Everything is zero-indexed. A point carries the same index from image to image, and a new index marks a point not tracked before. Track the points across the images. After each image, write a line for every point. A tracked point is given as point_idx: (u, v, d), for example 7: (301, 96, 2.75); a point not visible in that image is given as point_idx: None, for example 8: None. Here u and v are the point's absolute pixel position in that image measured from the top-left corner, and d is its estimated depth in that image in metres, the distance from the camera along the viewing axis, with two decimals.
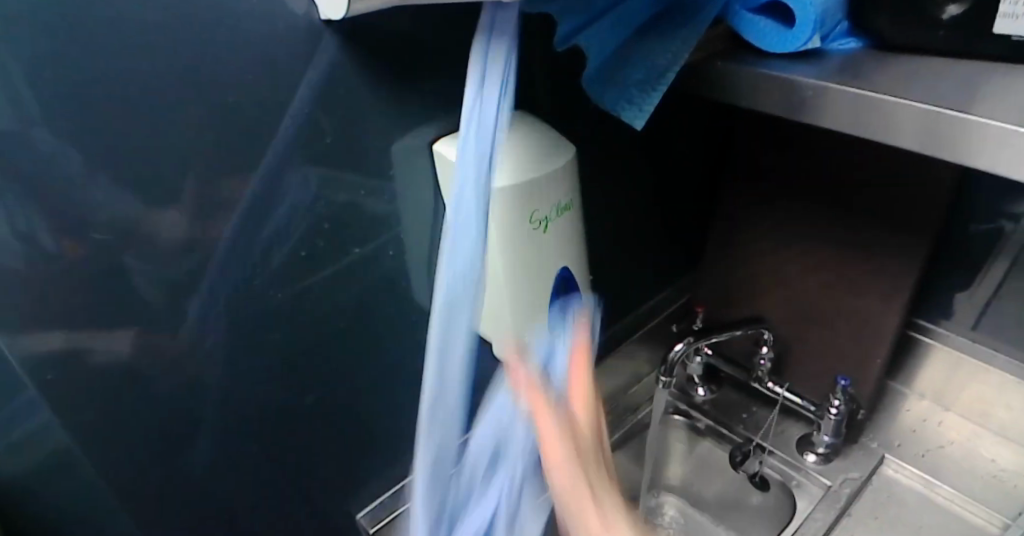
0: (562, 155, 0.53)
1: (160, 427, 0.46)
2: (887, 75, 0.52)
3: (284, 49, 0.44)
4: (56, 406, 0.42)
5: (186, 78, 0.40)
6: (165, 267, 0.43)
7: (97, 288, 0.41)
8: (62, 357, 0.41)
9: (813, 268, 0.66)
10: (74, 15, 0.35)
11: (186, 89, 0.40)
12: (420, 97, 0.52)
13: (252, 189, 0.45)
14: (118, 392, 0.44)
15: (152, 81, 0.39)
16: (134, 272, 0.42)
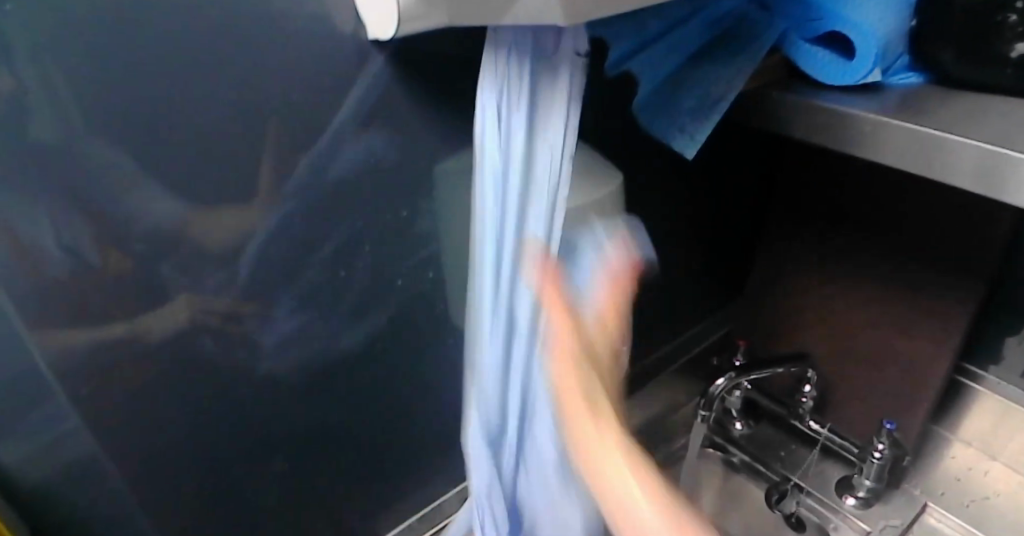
0: (609, 182, 0.52)
1: (189, 435, 0.47)
2: (950, 112, 0.50)
3: (329, 72, 0.44)
4: (86, 413, 0.42)
5: (233, 102, 0.41)
6: (203, 277, 0.44)
7: (132, 296, 0.41)
8: (95, 364, 0.41)
9: (863, 305, 0.64)
10: (126, 26, 0.36)
11: (233, 113, 0.41)
12: (461, 119, 0.52)
13: (293, 203, 0.46)
14: (151, 398, 0.44)
15: (200, 107, 0.40)
16: (171, 282, 0.42)
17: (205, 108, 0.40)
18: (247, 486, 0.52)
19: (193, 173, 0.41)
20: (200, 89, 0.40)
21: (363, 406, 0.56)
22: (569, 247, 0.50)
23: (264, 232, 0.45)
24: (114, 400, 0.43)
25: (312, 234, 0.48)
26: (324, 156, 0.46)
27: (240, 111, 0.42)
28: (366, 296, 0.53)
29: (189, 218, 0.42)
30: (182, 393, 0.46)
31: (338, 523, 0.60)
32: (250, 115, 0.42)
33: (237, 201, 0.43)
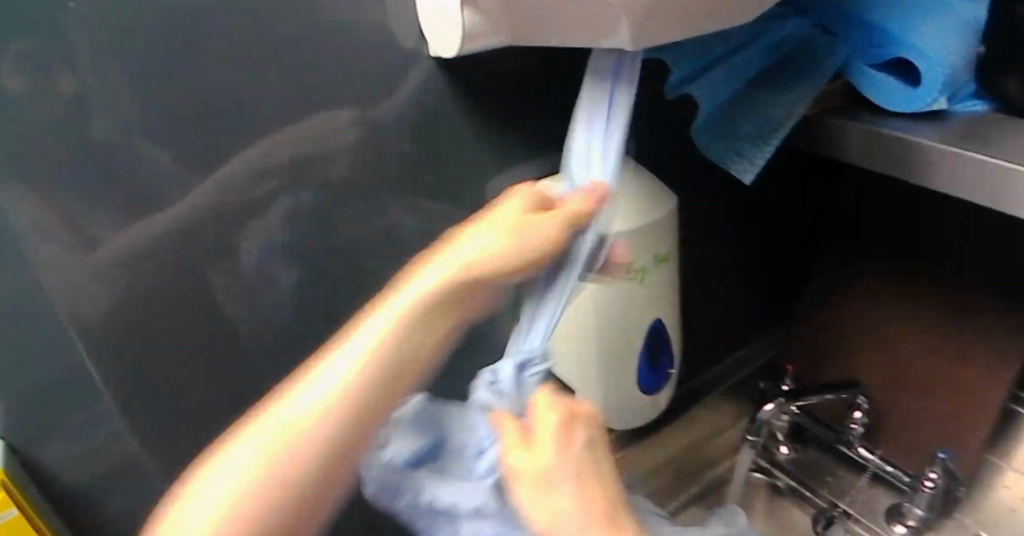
0: (664, 203, 0.51)
1: None
2: (1020, 141, 0.49)
3: (386, 95, 0.45)
4: (131, 416, 0.42)
5: (295, 125, 0.42)
6: (255, 284, 0.44)
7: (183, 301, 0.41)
8: (144, 366, 0.41)
9: (915, 331, 0.63)
10: (194, 38, 0.36)
11: (295, 131, 0.42)
12: (513, 141, 0.52)
13: (350, 220, 0.47)
14: (199, 403, 0.45)
15: (264, 132, 0.41)
16: (223, 287, 0.43)
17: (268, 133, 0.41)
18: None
19: (254, 198, 0.42)
20: (264, 114, 0.41)
21: None
22: (622, 270, 0.51)
23: (317, 254, 0.46)
24: (175, 417, 0.44)
25: (362, 257, 0.49)
26: (382, 177, 0.47)
27: (303, 132, 0.42)
28: None
29: (249, 243, 0.43)
30: (238, 412, 0.47)
31: None
32: (310, 138, 0.43)
33: (292, 224, 0.44)
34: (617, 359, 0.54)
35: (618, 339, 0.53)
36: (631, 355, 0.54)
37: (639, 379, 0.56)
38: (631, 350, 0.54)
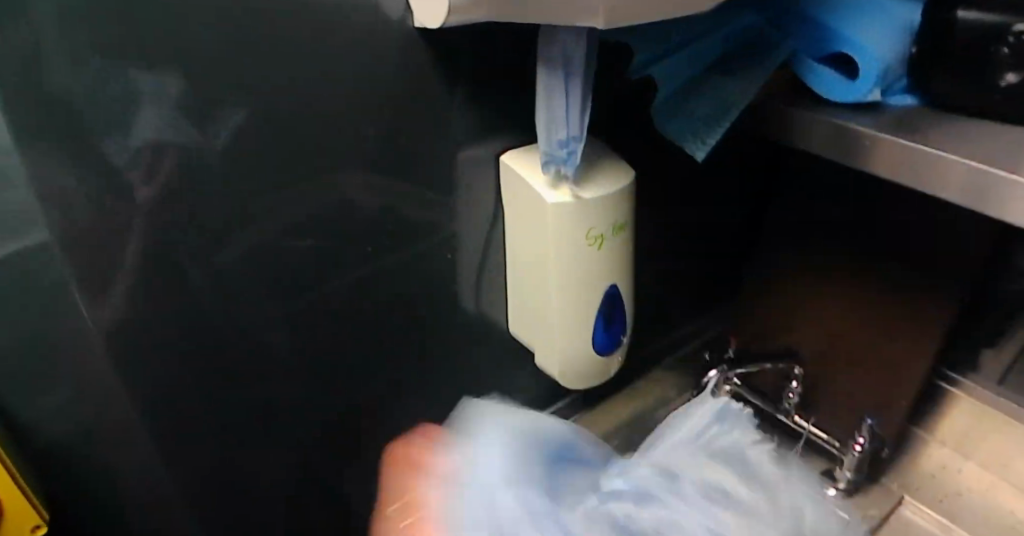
0: (623, 176, 0.56)
1: (204, 368, 0.51)
2: (945, 133, 0.53)
3: (367, 66, 0.49)
4: (105, 328, 0.45)
5: (280, 88, 0.46)
6: (232, 221, 0.48)
7: (157, 227, 0.45)
8: (119, 283, 0.45)
9: (852, 310, 0.69)
10: None
11: (282, 85, 0.46)
12: (485, 116, 0.57)
13: (329, 175, 0.51)
14: (172, 326, 0.48)
15: (252, 94, 0.45)
16: (201, 222, 0.46)
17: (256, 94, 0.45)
18: (262, 446, 0.57)
19: (243, 156, 0.46)
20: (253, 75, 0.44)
21: (373, 376, 0.61)
22: (582, 236, 0.56)
23: (297, 210, 0.51)
24: (157, 352, 0.48)
25: (337, 216, 0.53)
26: (362, 138, 0.51)
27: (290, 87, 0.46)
28: (388, 271, 0.58)
29: (232, 196, 0.47)
30: (209, 339, 0.50)
31: (338, 487, 0.64)
32: (300, 96, 0.47)
33: (277, 176, 0.48)
34: (576, 322, 0.59)
35: (579, 300, 0.58)
36: (589, 317, 0.59)
37: (593, 340, 0.60)
38: (589, 311, 0.59)
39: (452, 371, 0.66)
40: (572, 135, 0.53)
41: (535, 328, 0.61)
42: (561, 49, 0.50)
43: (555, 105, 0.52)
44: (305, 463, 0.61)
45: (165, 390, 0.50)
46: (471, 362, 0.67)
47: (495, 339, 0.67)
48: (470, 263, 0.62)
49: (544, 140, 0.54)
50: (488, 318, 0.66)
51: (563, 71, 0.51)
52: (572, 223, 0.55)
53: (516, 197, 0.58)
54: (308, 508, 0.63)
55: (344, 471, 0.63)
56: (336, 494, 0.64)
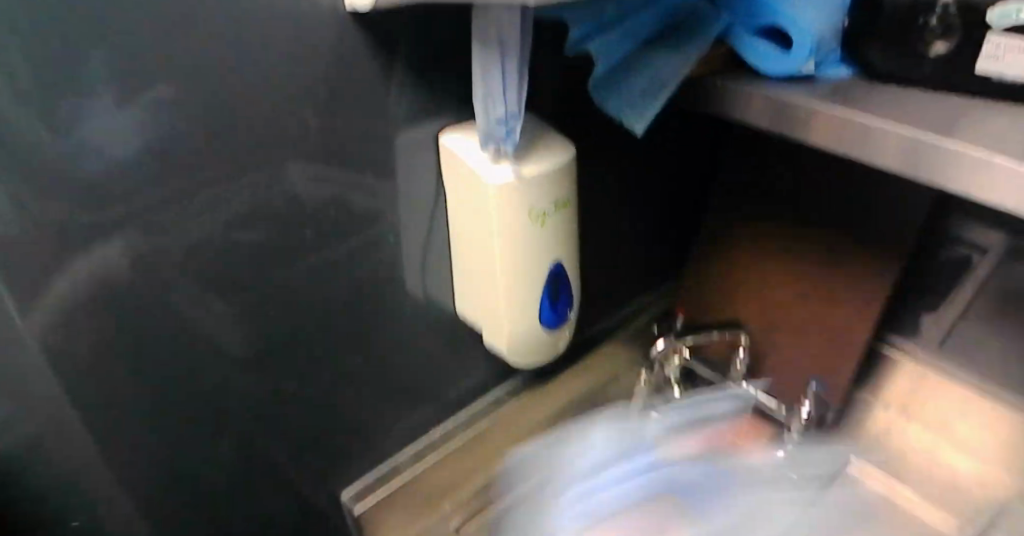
0: (563, 153, 0.56)
1: (143, 367, 0.50)
2: (879, 101, 0.54)
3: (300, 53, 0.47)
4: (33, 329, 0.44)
5: (211, 79, 0.44)
6: (162, 213, 0.46)
7: (81, 223, 0.43)
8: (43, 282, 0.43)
9: (795, 278, 0.70)
10: None
11: (209, 71, 0.44)
12: (423, 97, 0.56)
13: (264, 164, 0.49)
14: (103, 325, 0.46)
15: (178, 82, 0.43)
16: (128, 216, 0.44)
17: (184, 85, 0.43)
18: (211, 444, 0.56)
19: (171, 148, 0.44)
20: (177, 63, 0.42)
21: (324, 368, 0.60)
22: (523, 214, 0.55)
23: (235, 203, 0.49)
24: (92, 354, 0.47)
25: (278, 207, 0.52)
26: (296, 124, 0.50)
27: (217, 74, 0.44)
28: (333, 260, 0.57)
29: (166, 191, 0.45)
30: (147, 337, 0.49)
31: (293, 481, 0.63)
32: (229, 83, 0.45)
33: (207, 166, 0.47)
34: (524, 300, 0.59)
35: (524, 279, 0.58)
36: (533, 295, 0.59)
37: (541, 318, 0.61)
38: (533, 288, 0.59)
39: (404, 357, 0.65)
40: (510, 112, 0.52)
41: (482, 308, 0.61)
42: (497, 24, 0.49)
43: (491, 82, 0.51)
44: (257, 459, 0.59)
45: (105, 392, 0.48)
46: (422, 347, 0.66)
47: (444, 321, 0.67)
48: (415, 248, 0.61)
49: (482, 118, 0.53)
50: (436, 301, 0.65)
51: (500, 47, 0.49)
52: (513, 201, 0.54)
53: (456, 176, 0.57)
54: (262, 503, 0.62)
55: (298, 463, 0.63)
56: (292, 487, 0.63)
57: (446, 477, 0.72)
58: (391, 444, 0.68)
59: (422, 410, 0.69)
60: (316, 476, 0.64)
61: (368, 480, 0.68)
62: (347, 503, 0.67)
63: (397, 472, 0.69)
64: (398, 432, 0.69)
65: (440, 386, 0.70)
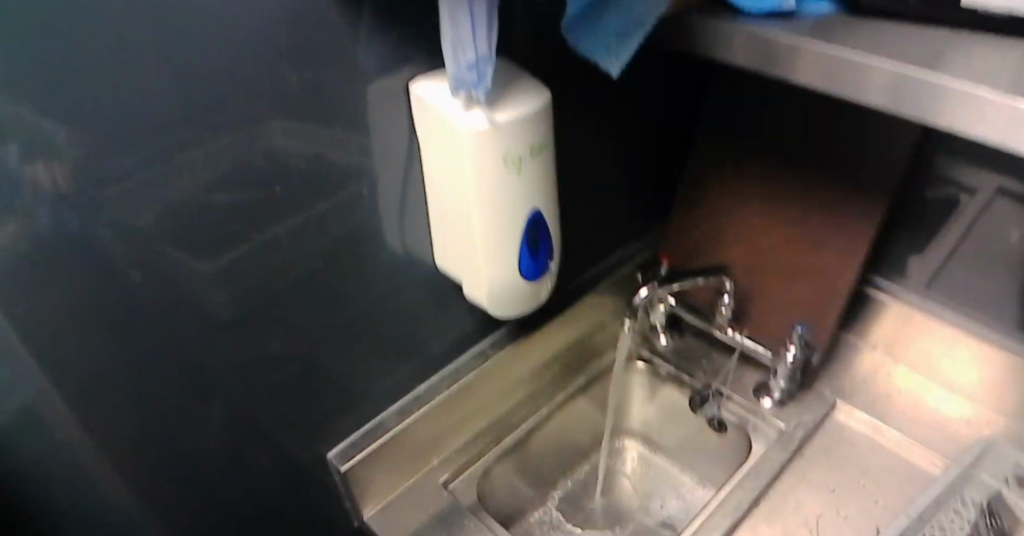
0: (538, 97, 0.54)
1: (117, 334, 0.48)
2: (862, 34, 0.52)
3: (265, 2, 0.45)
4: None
5: (166, 29, 0.42)
6: (123, 174, 0.44)
7: (38, 185, 0.41)
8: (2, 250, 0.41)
9: (779, 221, 0.69)
10: None
11: (164, 21, 0.42)
12: (391, 44, 0.54)
13: (229, 120, 0.47)
14: (70, 293, 0.45)
15: (130, 33, 0.41)
16: (89, 177, 0.42)
17: (137, 36, 0.41)
18: (198, 412, 0.55)
19: (128, 103, 0.42)
20: (129, 12, 0.40)
21: (303, 328, 0.59)
22: (499, 161, 0.54)
23: (206, 164, 0.48)
24: (68, 323, 0.45)
25: (250, 166, 0.50)
26: (260, 77, 0.47)
27: (173, 24, 0.42)
28: (307, 217, 0.55)
29: (126, 149, 0.43)
30: (117, 304, 0.47)
31: (280, 445, 0.62)
32: (186, 33, 0.43)
33: (168, 123, 0.44)
34: (502, 251, 0.58)
35: (502, 228, 0.57)
36: (512, 245, 0.58)
37: (519, 268, 0.60)
38: (511, 236, 0.58)
39: (385, 315, 0.65)
40: (481, 55, 0.50)
41: (461, 260, 0.60)
42: None
43: (460, 24, 0.49)
44: (245, 424, 0.59)
45: (83, 362, 0.47)
46: (404, 304, 0.65)
47: (425, 276, 0.66)
48: (390, 204, 0.60)
49: (451, 62, 0.50)
50: (415, 256, 0.64)
51: None
52: (487, 148, 0.53)
53: (428, 125, 0.55)
54: (255, 470, 0.61)
55: (287, 427, 0.62)
56: (280, 452, 0.62)
57: (432, 432, 0.72)
58: (376, 403, 0.68)
59: (409, 367, 0.68)
60: (305, 438, 0.64)
61: (354, 436, 0.67)
62: (333, 460, 0.66)
63: (382, 429, 0.68)
64: (384, 391, 0.68)
65: (425, 344, 0.69)
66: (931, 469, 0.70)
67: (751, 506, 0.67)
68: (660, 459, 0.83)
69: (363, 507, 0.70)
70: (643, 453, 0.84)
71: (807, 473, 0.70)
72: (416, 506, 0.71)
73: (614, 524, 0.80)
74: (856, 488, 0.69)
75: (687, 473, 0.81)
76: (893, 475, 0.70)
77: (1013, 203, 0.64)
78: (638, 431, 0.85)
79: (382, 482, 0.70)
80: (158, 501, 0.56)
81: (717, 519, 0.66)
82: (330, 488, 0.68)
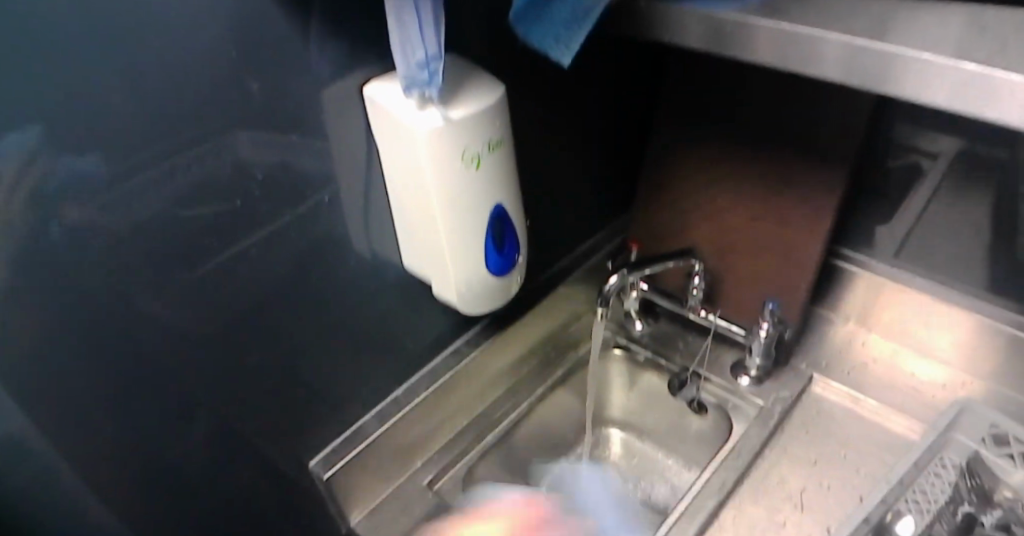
0: (490, 92, 0.54)
1: (84, 359, 0.47)
2: (809, 8, 0.52)
3: (212, 16, 0.45)
4: None
5: (114, 47, 0.41)
6: (77, 197, 0.43)
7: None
8: None
9: (743, 199, 0.70)
10: None
11: (112, 39, 0.41)
12: (344, 48, 0.54)
13: (184, 135, 0.47)
14: (32, 320, 0.44)
15: (78, 53, 0.40)
16: (43, 201, 0.42)
17: (85, 56, 0.40)
18: (178, 434, 0.55)
19: (79, 124, 0.42)
20: (74, 32, 0.39)
21: (276, 339, 0.59)
22: (457, 157, 0.54)
23: (168, 186, 0.47)
24: (40, 355, 0.45)
25: (211, 181, 0.49)
26: (213, 89, 0.47)
27: (122, 42, 0.42)
28: (271, 229, 0.55)
29: (80, 172, 0.43)
30: (84, 328, 0.46)
31: (261, 458, 0.62)
32: (134, 50, 0.42)
33: (122, 142, 0.44)
34: (467, 248, 0.58)
35: (466, 225, 0.57)
36: (476, 241, 0.58)
37: (487, 265, 0.60)
38: (475, 233, 0.58)
39: (357, 320, 0.64)
40: (431, 55, 0.50)
41: (427, 259, 0.60)
42: None
43: (405, 30, 0.49)
44: (226, 442, 0.58)
45: (59, 392, 0.47)
46: (376, 307, 0.65)
47: (395, 280, 0.66)
48: (354, 208, 0.60)
49: (400, 63, 0.50)
50: (383, 260, 0.64)
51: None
52: (444, 145, 0.53)
53: (384, 126, 0.55)
54: (239, 487, 0.61)
55: (267, 440, 0.62)
56: (261, 465, 0.62)
57: (414, 434, 0.72)
58: (355, 408, 0.68)
59: (385, 371, 0.68)
60: (285, 450, 0.64)
61: (336, 443, 0.67)
62: (316, 471, 0.66)
63: (363, 434, 0.68)
64: (362, 398, 0.68)
65: (401, 346, 0.69)
66: (910, 435, 0.71)
67: (735, 484, 0.68)
68: (644, 444, 0.84)
69: (349, 514, 0.70)
70: (627, 440, 0.85)
71: (789, 446, 0.71)
72: (403, 510, 0.71)
73: None
74: (838, 458, 0.70)
75: (672, 457, 0.82)
76: (873, 443, 0.71)
77: (975, 166, 0.64)
78: (621, 419, 0.85)
79: (366, 487, 0.70)
80: (142, 527, 0.55)
81: (702, 499, 0.66)
82: (314, 498, 0.68)
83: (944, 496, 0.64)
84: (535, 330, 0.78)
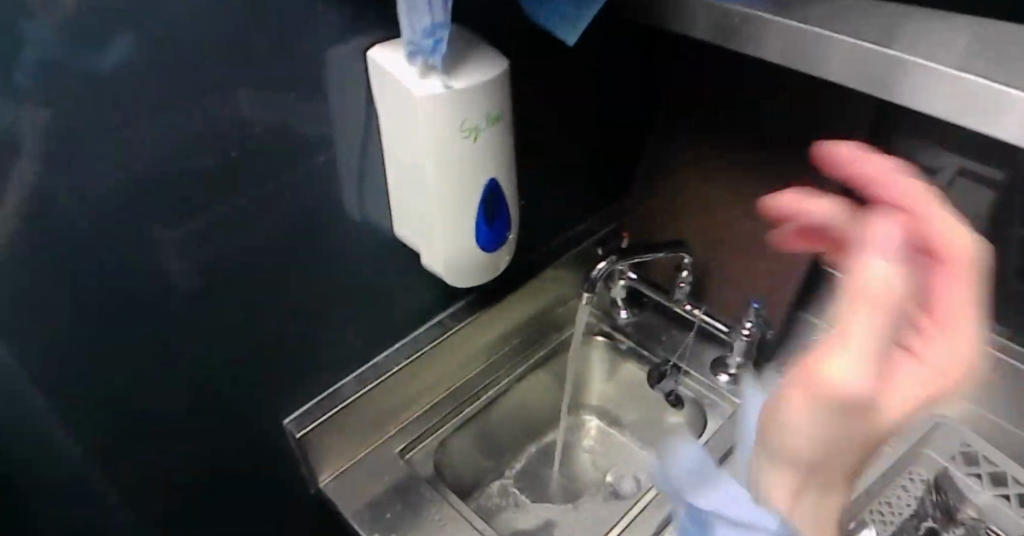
0: (493, 65, 0.53)
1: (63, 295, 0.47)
2: (821, 9, 0.51)
3: None
4: None
5: None
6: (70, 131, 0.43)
7: None
8: None
9: (738, 197, 0.71)
10: None
11: None
12: (350, 9, 0.53)
13: (184, 81, 0.46)
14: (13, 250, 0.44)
15: None
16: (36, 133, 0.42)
17: None
18: (154, 382, 0.55)
19: (77, 58, 0.41)
20: None
21: (261, 296, 0.59)
22: (457, 128, 0.53)
23: (162, 132, 0.47)
24: (19, 286, 0.45)
25: (207, 128, 0.49)
26: (216, 38, 0.46)
27: None
28: (263, 185, 0.54)
29: (76, 107, 0.42)
30: (65, 264, 0.46)
31: (235, 412, 0.62)
32: None
33: (119, 82, 0.43)
34: (457, 220, 0.58)
35: (457, 197, 0.57)
36: (468, 215, 0.58)
37: (477, 238, 0.60)
38: (467, 207, 0.58)
39: (343, 285, 0.64)
40: (437, 22, 0.49)
41: (418, 229, 0.60)
42: None
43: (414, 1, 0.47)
44: (202, 394, 0.59)
45: (34, 328, 0.47)
46: (363, 273, 0.65)
47: (385, 248, 0.66)
48: (349, 172, 0.59)
49: (406, 28, 0.49)
50: (374, 227, 0.64)
51: None
52: (443, 115, 0.52)
53: (386, 91, 0.54)
54: (210, 437, 0.61)
55: (243, 396, 0.62)
56: (235, 419, 0.62)
57: (390, 402, 0.72)
58: (335, 371, 0.68)
59: (367, 337, 0.69)
60: (261, 408, 0.64)
61: (311, 405, 0.67)
62: (289, 428, 0.66)
63: (340, 397, 0.68)
64: (342, 363, 0.68)
65: (386, 314, 0.69)
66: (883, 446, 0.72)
67: None
68: (622, 437, 0.85)
69: (319, 476, 0.70)
70: (603, 430, 0.86)
71: None
72: (372, 475, 0.72)
73: (572, 498, 0.81)
74: None
75: (647, 450, 0.83)
76: None
77: None
78: (597, 406, 0.86)
79: (338, 451, 0.70)
80: (111, 469, 0.56)
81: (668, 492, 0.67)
82: (284, 456, 0.68)
83: (909, 509, 0.65)
84: (519, 310, 0.79)
